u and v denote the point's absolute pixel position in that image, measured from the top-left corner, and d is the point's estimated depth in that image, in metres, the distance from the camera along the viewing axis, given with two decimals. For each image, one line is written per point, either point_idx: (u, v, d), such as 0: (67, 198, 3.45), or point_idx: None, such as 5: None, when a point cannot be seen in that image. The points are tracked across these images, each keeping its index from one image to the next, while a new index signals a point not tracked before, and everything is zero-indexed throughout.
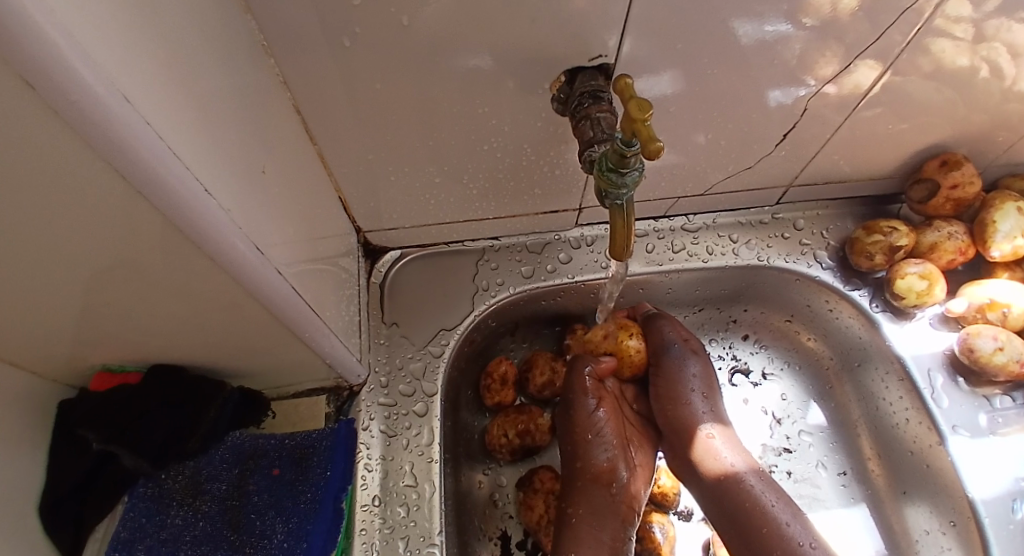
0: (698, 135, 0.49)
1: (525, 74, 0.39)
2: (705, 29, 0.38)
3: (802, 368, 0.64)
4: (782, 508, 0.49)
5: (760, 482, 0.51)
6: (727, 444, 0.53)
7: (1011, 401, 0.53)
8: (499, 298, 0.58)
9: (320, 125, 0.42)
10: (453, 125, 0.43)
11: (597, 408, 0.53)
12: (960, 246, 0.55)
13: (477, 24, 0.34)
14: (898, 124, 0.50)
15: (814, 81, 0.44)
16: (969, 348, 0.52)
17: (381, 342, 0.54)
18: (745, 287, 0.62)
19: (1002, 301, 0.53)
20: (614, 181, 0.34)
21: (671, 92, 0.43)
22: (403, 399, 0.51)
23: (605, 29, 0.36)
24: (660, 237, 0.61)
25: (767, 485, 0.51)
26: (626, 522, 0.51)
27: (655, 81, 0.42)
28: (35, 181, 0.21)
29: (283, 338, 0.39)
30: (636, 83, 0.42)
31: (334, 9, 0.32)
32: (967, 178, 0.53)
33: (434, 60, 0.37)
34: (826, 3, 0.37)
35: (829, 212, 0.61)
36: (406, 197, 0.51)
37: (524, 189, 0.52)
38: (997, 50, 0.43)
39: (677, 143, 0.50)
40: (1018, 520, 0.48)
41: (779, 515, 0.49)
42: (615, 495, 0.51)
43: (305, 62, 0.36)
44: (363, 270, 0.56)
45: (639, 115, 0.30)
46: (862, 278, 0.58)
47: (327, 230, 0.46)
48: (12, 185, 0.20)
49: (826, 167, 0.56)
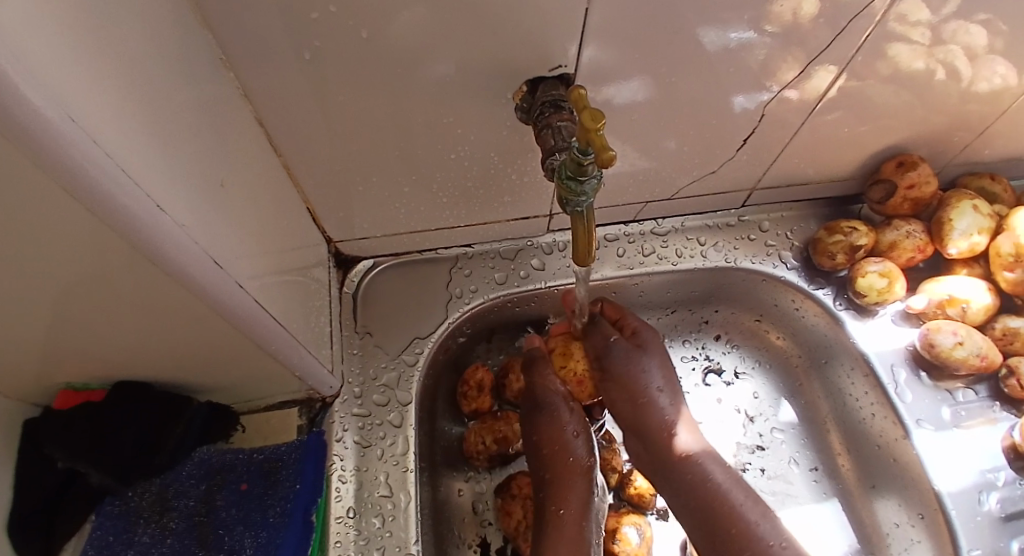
0: (665, 140, 0.50)
1: (488, 84, 0.40)
2: (666, 38, 0.39)
3: (773, 367, 0.65)
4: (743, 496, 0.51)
5: (717, 465, 0.52)
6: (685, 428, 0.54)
7: (974, 394, 0.55)
8: (473, 305, 0.58)
9: (285, 136, 0.42)
10: (421, 135, 0.44)
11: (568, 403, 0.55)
12: (919, 244, 0.56)
13: (439, 36, 0.35)
14: (858, 126, 0.52)
15: (775, 85, 0.45)
16: (930, 343, 0.53)
17: (355, 352, 0.54)
18: (714, 289, 0.63)
19: (961, 297, 0.54)
20: (573, 189, 0.35)
21: (642, 97, 0.44)
22: (377, 409, 0.51)
23: (564, 39, 0.37)
24: (631, 241, 0.62)
25: (724, 469, 0.52)
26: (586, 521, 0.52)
27: (625, 85, 0.43)
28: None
29: (252, 351, 0.39)
30: (599, 92, 0.43)
31: (296, 21, 0.32)
32: (923, 178, 0.55)
33: (399, 70, 0.37)
34: (786, 11, 0.38)
35: (794, 214, 0.63)
36: (377, 207, 0.51)
37: (493, 197, 0.53)
38: (954, 52, 0.44)
39: (646, 148, 0.51)
40: (984, 511, 0.49)
41: (738, 500, 0.50)
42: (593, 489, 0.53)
43: (266, 74, 0.37)
44: (335, 280, 0.56)
45: (592, 125, 0.30)
46: (826, 277, 0.59)
47: (295, 242, 0.46)
48: None
49: (790, 170, 0.57)
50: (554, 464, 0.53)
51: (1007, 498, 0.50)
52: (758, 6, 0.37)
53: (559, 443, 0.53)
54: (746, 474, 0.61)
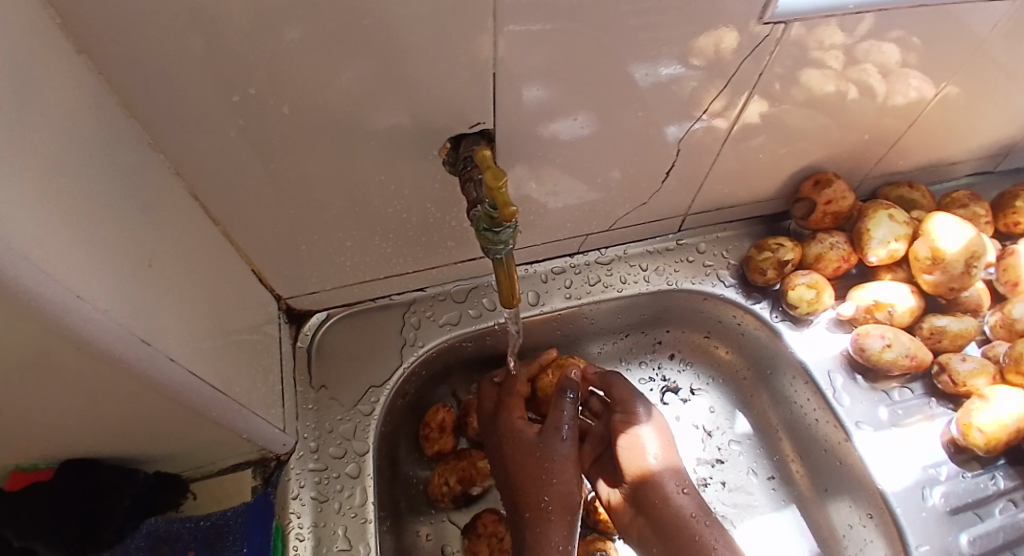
0: (613, 170, 0.53)
1: (413, 145, 0.43)
2: (595, 81, 0.42)
3: (724, 382, 0.67)
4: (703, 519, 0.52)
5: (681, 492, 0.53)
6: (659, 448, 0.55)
7: (911, 392, 0.58)
8: (427, 349, 0.59)
9: (220, 207, 0.43)
10: (355, 194, 0.46)
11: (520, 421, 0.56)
12: (843, 254, 0.59)
13: (366, 105, 0.38)
14: (779, 148, 0.56)
15: (705, 115, 0.49)
16: (861, 347, 0.56)
17: (310, 407, 0.54)
18: (662, 312, 0.66)
19: (886, 301, 0.57)
20: (491, 239, 0.37)
21: (588, 132, 0.47)
22: (334, 462, 0.52)
23: (478, 102, 0.40)
24: (577, 272, 0.64)
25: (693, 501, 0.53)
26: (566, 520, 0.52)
27: (572, 122, 0.45)
28: None
29: (194, 420, 0.39)
30: (548, 128, 0.45)
31: (244, 99, 0.35)
32: (839, 194, 0.58)
33: (332, 137, 0.40)
34: (709, 46, 0.42)
35: (728, 234, 0.66)
36: (322, 263, 0.53)
37: (438, 243, 0.55)
38: (868, 71, 0.49)
39: (595, 178, 0.53)
40: (929, 507, 0.52)
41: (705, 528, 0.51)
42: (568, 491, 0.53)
43: (195, 153, 0.38)
44: (288, 336, 0.56)
45: (495, 183, 0.32)
46: (762, 291, 0.62)
47: (243, 303, 0.47)
48: None
49: (717, 195, 0.61)
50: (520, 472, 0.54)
51: (949, 492, 0.53)
52: (683, 43, 0.41)
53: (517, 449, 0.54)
54: (708, 488, 0.62)
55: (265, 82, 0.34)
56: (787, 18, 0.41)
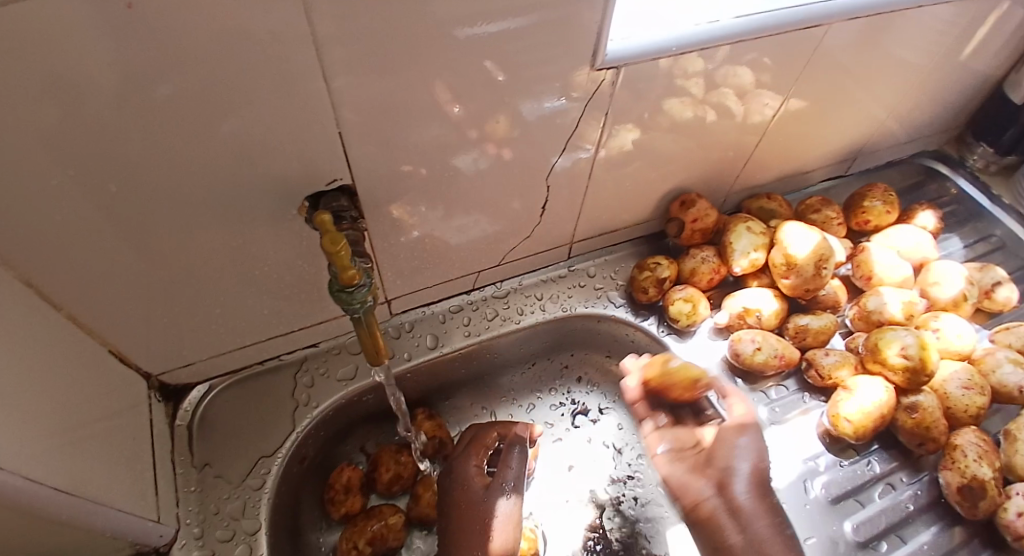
0: (513, 201, 0.54)
1: (269, 206, 0.42)
2: (473, 121, 0.44)
3: (628, 398, 0.69)
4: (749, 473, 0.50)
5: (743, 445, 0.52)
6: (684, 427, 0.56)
7: (786, 389, 0.62)
8: (322, 408, 0.57)
9: (62, 289, 0.40)
10: (219, 259, 0.45)
11: (474, 466, 0.56)
12: (714, 267, 0.63)
13: (218, 166, 0.37)
14: (653, 172, 0.60)
15: (589, 145, 0.52)
16: (736, 352, 0.60)
17: (192, 490, 0.51)
18: (562, 338, 0.68)
19: (753, 307, 0.61)
20: (347, 299, 0.35)
21: (485, 165, 0.49)
22: (221, 546, 0.49)
23: (330, 159, 0.41)
24: (474, 309, 0.65)
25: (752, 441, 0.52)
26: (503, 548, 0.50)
27: (470, 157, 0.47)
28: None
29: (43, 526, 0.36)
30: (449, 162, 0.46)
31: (109, 159, 0.34)
32: (702, 212, 0.63)
33: (179, 204, 0.39)
34: (587, 80, 0.45)
35: (614, 257, 0.69)
36: (197, 332, 0.50)
37: (321, 297, 0.54)
38: (726, 94, 0.54)
39: (497, 209, 0.54)
40: (811, 499, 0.56)
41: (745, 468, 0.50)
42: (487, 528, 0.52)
43: (21, 240, 0.35)
44: (161, 415, 0.52)
45: (332, 248, 0.32)
46: (649, 308, 0.65)
47: (100, 387, 0.44)
48: None
49: (596, 222, 0.64)
50: (459, 508, 0.53)
51: (829, 482, 0.57)
52: (563, 76, 0.44)
53: (464, 491, 0.54)
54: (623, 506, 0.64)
55: (86, 155, 0.33)
56: (617, 63, 0.45)
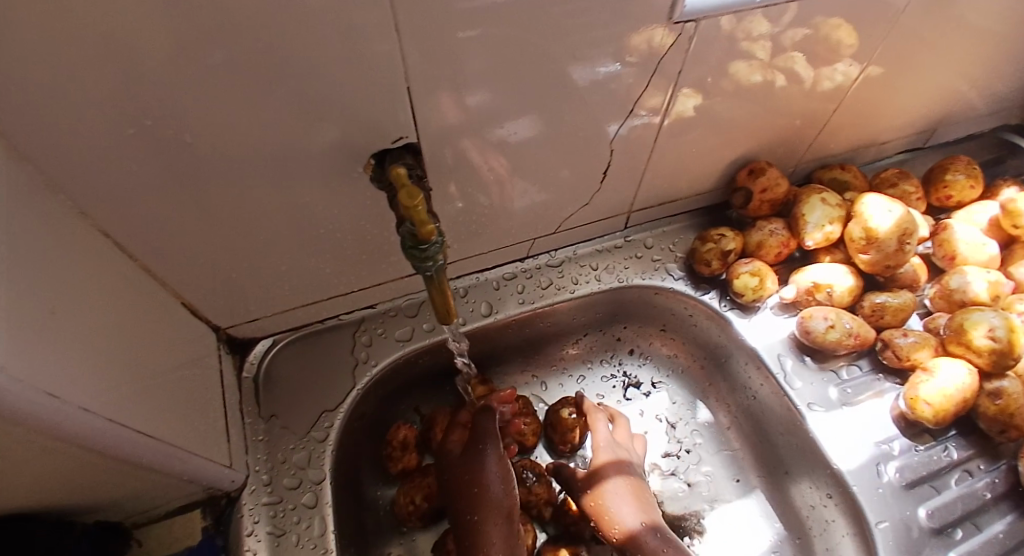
0: (561, 170, 0.53)
1: (337, 164, 0.42)
2: (536, 83, 0.42)
3: (683, 373, 0.68)
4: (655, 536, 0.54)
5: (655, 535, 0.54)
6: (626, 501, 0.56)
7: (858, 369, 0.59)
8: (380, 367, 0.58)
9: (139, 242, 0.41)
10: (286, 218, 0.45)
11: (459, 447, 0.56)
12: (783, 239, 0.60)
13: (287, 123, 0.37)
14: (716, 139, 0.57)
15: (645, 111, 0.50)
16: (807, 330, 0.57)
17: (260, 439, 0.53)
18: (616, 309, 0.66)
19: (824, 282, 0.58)
20: (418, 256, 0.36)
21: (532, 134, 0.47)
22: (289, 493, 0.50)
23: (398, 117, 0.40)
24: (528, 277, 0.64)
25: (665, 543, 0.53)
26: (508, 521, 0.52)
27: (515, 126, 0.45)
28: None
29: (126, 468, 0.37)
30: (497, 131, 0.45)
31: (185, 113, 0.34)
32: (773, 181, 0.59)
33: (250, 159, 0.39)
34: (642, 42, 0.42)
35: (673, 227, 0.66)
36: (261, 290, 0.51)
37: (379, 259, 0.54)
38: (793, 60, 0.51)
39: (542, 179, 0.53)
40: (884, 482, 0.53)
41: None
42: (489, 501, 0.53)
43: (102, 187, 0.36)
44: (230, 367, 0.54)
45: (410, 201, 0.32)
46: (710, 281, 0.63)
47: (174, 340, 0.45)
48: None
49: (658, 190, 0.61)
50: (460, 484, 0.54)
51: (903, 466, 0.54)
52: (615, 40, 0.41)
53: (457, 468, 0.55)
54: (673, 481, 0.63)
55: (164, 111, 0.33)
56: (694, 19, 0.42)
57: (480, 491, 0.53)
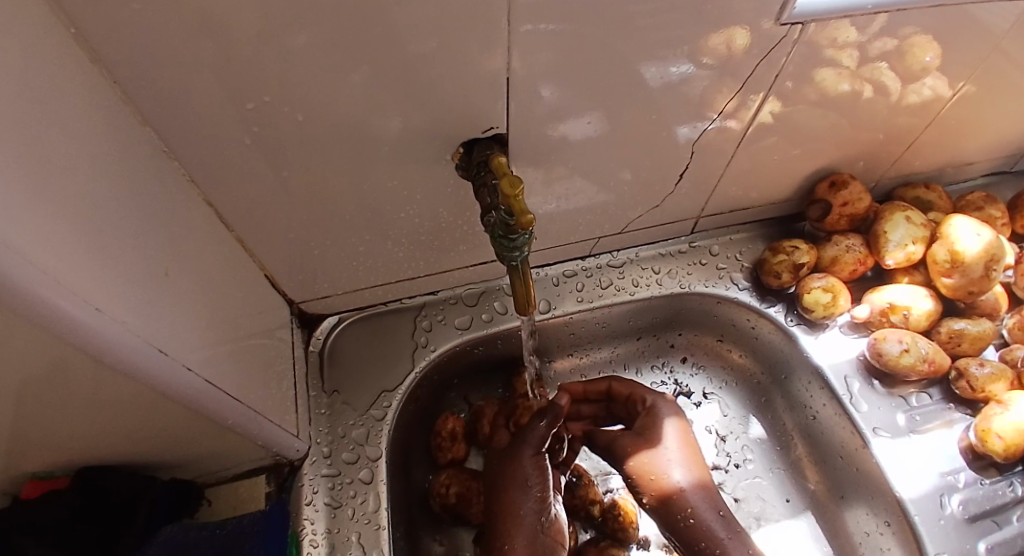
0: (623, 171, 0.52)
1: (428, 150, 0.42)
2: (622, 80, 0.42)
3: (738, 385, 0.66)
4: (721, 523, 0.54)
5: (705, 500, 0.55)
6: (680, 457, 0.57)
7: (928, 398, 0.57)
8: (439, 352, 0.59)
9: (234, 213, 0.43)
10: (371, 200, 0.46)
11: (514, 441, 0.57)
12: (859, 257, 0.58)
13: (386, 108, 0.38)
14: (794, 149, 0.55)
15: (715, 114, 0.48)
16: (878, 352, 0.55)
17: (323, 412, 0.55)
18: (674, 315, 0.65)
19: (902, 304, 0.56)
20: (506, 246, 0.37)
21: (594, 132, 0.46)
22: (347, 467, 0.52)
23: (491, 107, 0.40)
24: (588, 275, 0.64)
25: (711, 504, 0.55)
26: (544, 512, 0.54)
27: (579, 122, 0.45)
28: None
29: (210, 428, 0.39)
30: (557, 128, 0.44)
31: (290, 93, 0.34)
32: (855, 195, 0.58)
33: (348, 141, 0.40)
34: (721, 44, 0.41)
35: (741, 236, 0.65)
36: (334, 268, 0.53)
37: (449, 246, 0.55)
38: (879, 69, 0.48)
39: (604, 179, 0.52)
40: (947, 515, 0.51)
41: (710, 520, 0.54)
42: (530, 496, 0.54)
43: (209, 159, 0.38)
44: (299, 340, 0.56)
45: (511, 191, 0.32)
46: (777, 295, 0.61)
47: (254, 309, 0.47)
48: None
49: (731, 197, 0.60)
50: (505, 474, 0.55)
51: (968, 499, 0.52)
52: (694, 40, 0.40)
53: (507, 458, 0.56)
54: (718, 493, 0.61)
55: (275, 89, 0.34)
56: (803, 20, 0.41)
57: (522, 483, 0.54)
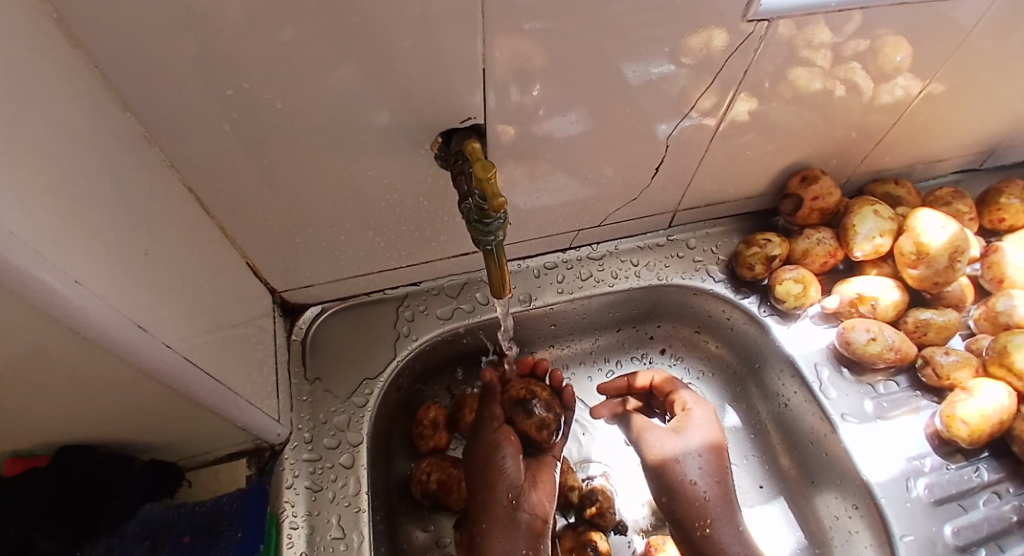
0: (605, 167, 0.54)
1: (407, 141, 0.43)
2: (599, 76, 0.43)
3: (714, 376, 0.68)
4: (711, 497, 0.57)
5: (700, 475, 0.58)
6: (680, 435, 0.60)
7: (896, 385, 0.59)
8: (420, 342, 0.60)
9: (215, 199, 0.44)
10: (354, 189, 0.47)
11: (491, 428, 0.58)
12: (830, 250, 0.60)
13: (363, 98, 0.38)
14: (768, 145, 0.57)
15: (694, 111, 0.50)
16: (847, 341, 0.57)
17: (304, 399, 0.56)
18: (652, 307, 0.67)
19: (870, 294, 0.58)
20: (481, 230, 0.38)
21: (580, 130, 0.48)
22: (328, 452, 0.53)
23: (468, 99, 0.41)
24: (569, 268, 0.65)
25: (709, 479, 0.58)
26: (520, 498, 0.55)
27: (566, 119, 0.46)
28: None
29: (191, 409, 0.40)
30: (542, 125, 0.46)
31: (269, 81, 0.35)
32: (825, 190, 0.60)
33: (329, 132, 0.41)
34: (699, 44, 0.42)
35: (717, 230, 0.67)
36: (317, 258, 0.53)
37: (430, 236, 0.56)
38: (853, 69, 0.50)
39: (587, 173, 0.54)
40: (913, 498, 0.53)
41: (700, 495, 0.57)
42: (502, 482, 0.55)
43: (190, 145, 0.38)
44: (282, 329, 0.57)
45: (483, 174, 0.34)
46: (751, 286, 0.63)
47: (236, 296, 0.48)
48: None
49: (707, 191, 0.62)
50: (479, 460, 0.57)
51: (934, 483, 0.54)
52: (674, 40, 0.41)
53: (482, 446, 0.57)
54: None
55: (253, 79, 0.35)
56: (769, 16, 0.41)
57: (495, 467, 0.56)
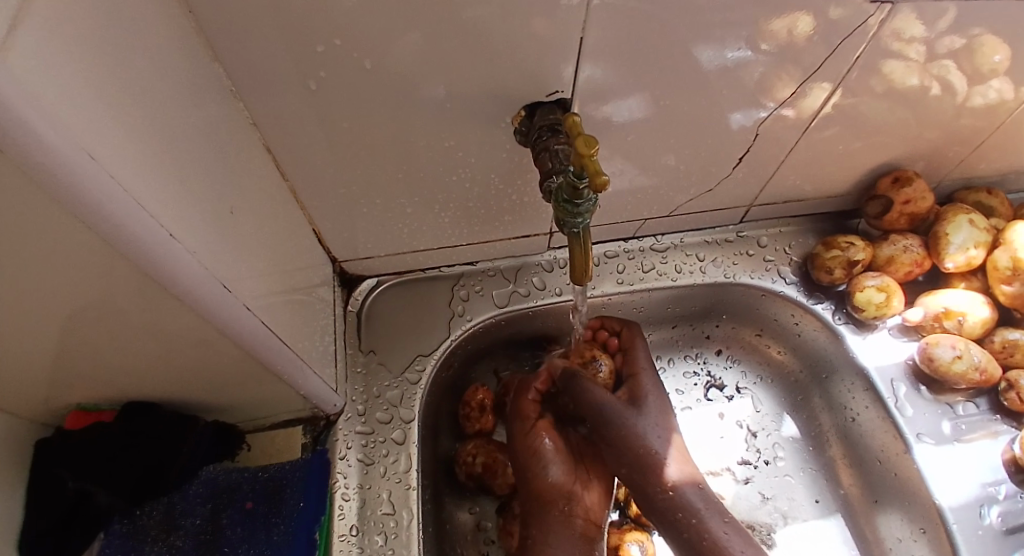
0: (666, 155, 0.50)
1: (488, 113, 0.41)
2: (698, 56, 0.39)
3: (774, 382, 0.65)
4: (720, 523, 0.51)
5: (700, 496, 0.52)
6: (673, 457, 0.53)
7: (975, 408, 0.55)
8: (475, 323, 0.59)
9: (291, 162, 0.42)
10: (427, 160, 0.45)
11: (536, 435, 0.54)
12: (917, 258, 0.57)
13: (449, 65, 0.36)
14: (853, 142, 0.52)
15: (773, 102, 0.45)
16: (929, 357, 0.54)
17: (359, 371, 0.55)
18: (714, 305, 0.64)
19: (957, 309, 0.55)
20: (570, 211, 0.36)
21: (640, 114, 0.44)
22: (380, 426, 0.52)
23: (559, 71, 0.38)
24: (631, 258, 0.62)
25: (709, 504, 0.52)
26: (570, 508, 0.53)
27: (623, 105, 0.42)
28: (23, 233, 0.21)
29: (257, 372, 0.39)
30: (600, 109, 0.42)
31: (356, 39, 0.33)
32: (918, 194, 0.56)
33: (410, 99, 0.38)
34: (783, 29, 0.38)
35: (790, 229, 0.63)
36: (379, 229, 0.52)
37: (494, 216, 0.53)
38: (947, 67, 0.45)
39: (647, 163, 0.50)
40: (985, 525, 0.50)
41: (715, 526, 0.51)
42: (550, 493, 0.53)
43: (274, 103, 0.37)
44: (340, 299, 0.57)
45: (585, 150, 0.31)
46: (825, 291, 0.60)
47: (301, 263, 0.46)
48: (11, 236, 0.21)
49: (787, 188, 0.58)
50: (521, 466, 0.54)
51: (1007, 511, 0.51)
52: (750, 24, 0.37)
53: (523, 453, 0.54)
54: (748, 487, 0.61)
55: (339, 36, 0.32)
56: None
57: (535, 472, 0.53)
